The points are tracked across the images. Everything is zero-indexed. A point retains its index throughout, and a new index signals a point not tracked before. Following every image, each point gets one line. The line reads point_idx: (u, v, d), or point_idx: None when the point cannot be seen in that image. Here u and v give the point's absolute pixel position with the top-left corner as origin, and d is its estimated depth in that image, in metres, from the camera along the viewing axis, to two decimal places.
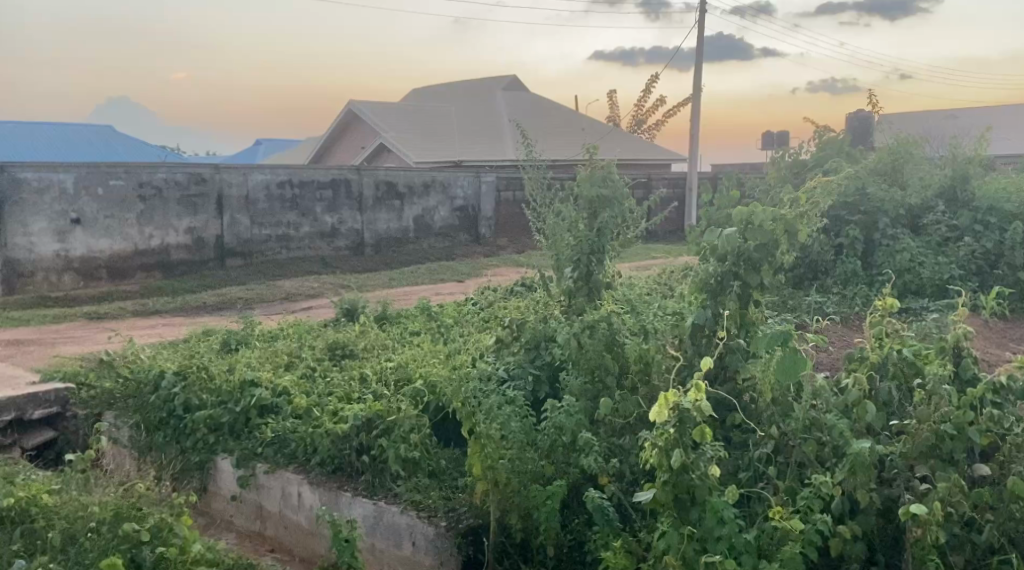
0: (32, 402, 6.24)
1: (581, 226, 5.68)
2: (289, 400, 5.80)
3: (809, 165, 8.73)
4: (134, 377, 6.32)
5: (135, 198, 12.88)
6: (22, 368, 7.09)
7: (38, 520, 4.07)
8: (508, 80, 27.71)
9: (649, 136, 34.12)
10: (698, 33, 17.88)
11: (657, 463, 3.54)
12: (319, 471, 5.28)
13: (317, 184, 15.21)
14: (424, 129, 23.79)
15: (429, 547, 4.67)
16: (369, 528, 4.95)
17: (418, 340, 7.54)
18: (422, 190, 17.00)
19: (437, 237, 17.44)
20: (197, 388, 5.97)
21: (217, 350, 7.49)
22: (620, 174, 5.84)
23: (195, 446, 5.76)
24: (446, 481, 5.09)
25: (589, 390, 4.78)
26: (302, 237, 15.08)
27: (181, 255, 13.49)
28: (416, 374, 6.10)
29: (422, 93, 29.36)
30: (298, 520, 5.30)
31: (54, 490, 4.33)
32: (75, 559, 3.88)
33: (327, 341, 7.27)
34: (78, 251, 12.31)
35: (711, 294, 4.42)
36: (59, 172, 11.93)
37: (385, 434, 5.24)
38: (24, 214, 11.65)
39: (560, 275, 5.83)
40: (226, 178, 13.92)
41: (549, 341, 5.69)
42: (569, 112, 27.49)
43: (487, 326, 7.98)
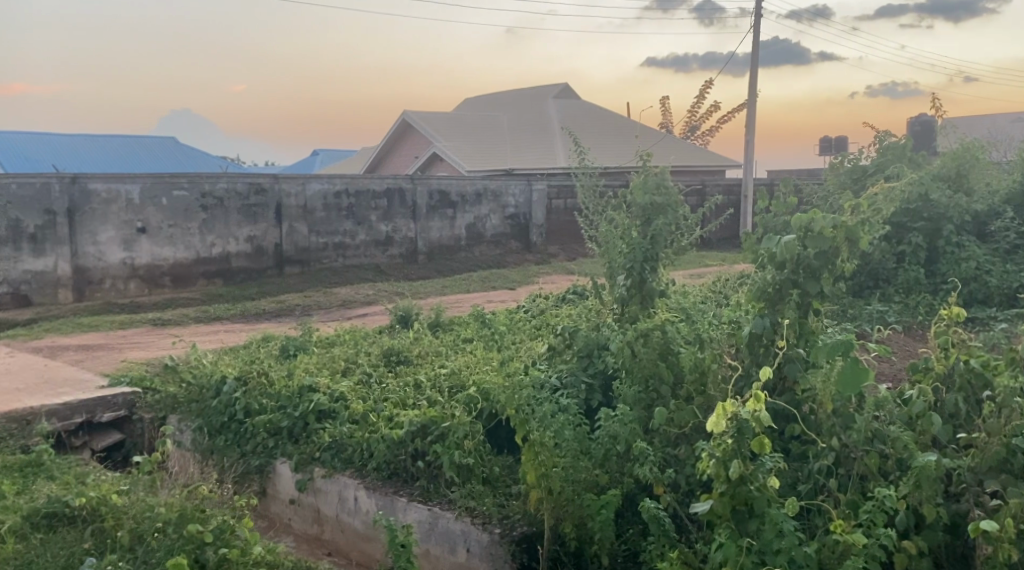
0: (101, 405, 6.42)
1: (634, 234, 5.66)
2: (345, 405, 5.90)
3: (869, 170, 8.56)
4: (196, 382, 6.50)
5: (198, 208, 13.23)
6: (91, 372, 7.33)
7: (107, 520, 4.26)
8: (561, 88, 27.73)
9: (703, 143, 33.77)
10: (755, 37, 17.66)
11: (715, 473, 3.50)
12: (375, 475, 5.35)
13: (372, 193, 15.41)
14: (477, 138, 23.96)
15: (484, 554, 4.69)
16: (424, 534, 5.00)
17: (471, 347, 7.58)
18: (474, 198, 17.12)
19: (489, 244, 17.53)
20: (258, 394, 6.12)
21: (275, 356, 7.64)
22: (674, 181, 5.78)
23: (255, 450, 5.87)
24: (500, 488, 5.11)
25: (643, 399, 4.77)
26: (358, 245, 15.30)
27: (241, 263, 13.81)
28: (469, 382, 6.16)
29: (475, 102, 29.56)
30: (354, 524, 5.36)
31: (124, 490, 4.49)
32: (143, 558, 4.00)
33: (382, 348, 7.36)
34: (144, 259, 12.66)
35: (769, 302, 4.36)
36: (126, 183, 12.32)
37: (439, 439, 5.33)
38: (93, 223, 12.08)
39: (613, 282, 5.81)
40: (285, 188, 14.23)
41: (602, 348, 5.68)
42: (622, 119, 27.38)
43: (539, 334, 7.99)
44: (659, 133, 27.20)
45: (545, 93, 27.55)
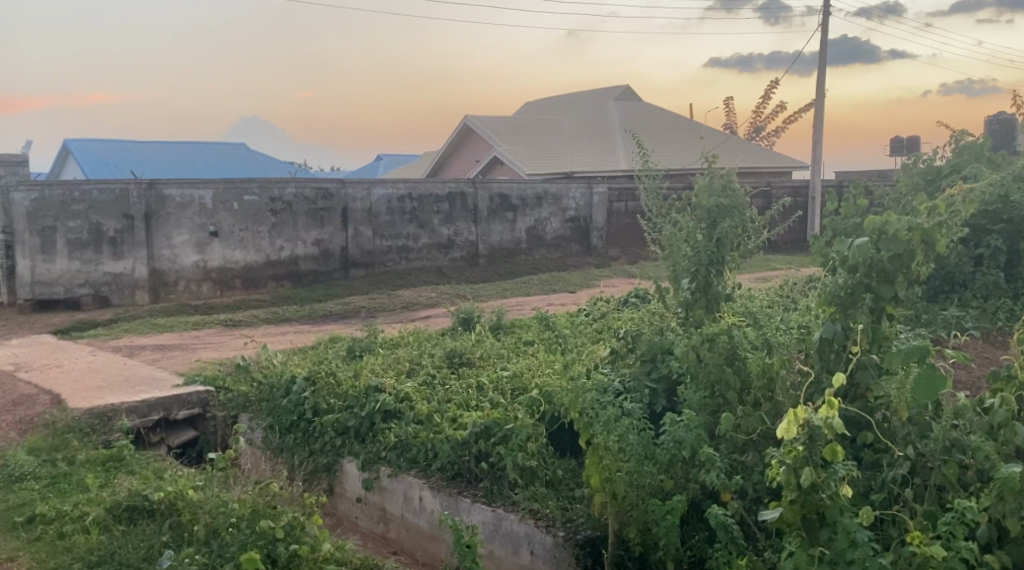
0: (177, 402, 6.61)
1: (699, 236, 5.60)
2: (411, 405, 5.97)
3: (944, 171, 8.32)
4: (267, 382, 6.68)
5: (268, 212, 13.54)
6: (167, 371, 7.58)
7: (183, 513, 4.40)
8: (622, 90, 27.58)
9: (768, 144, 33.21)
10: (823, 36, 17.31)
11: (786, 481, 3.43)
12: (439, 476, 5.41)
13: (435, 197, 15.57)
14: (538, 142, 24.00)
15: (548, 556, 4.70)
16: (488, 535, 5.03)
17: (533, 351, 7.59)
18: (535, 201, 17.15)
19: (550, 247, 17.52)
20: (326, 393, 6.25)
21: (342, 357, 7.78)
22: (740, 183, 5.70)
23: (324, 449, 6.00)
24: (563, 491, 5.11)
25: (709, 404, 4.71)
26: (420, 248, 15.46)
27: (309, 265, 14.10)
28: (531, 384, 6.18)
29: (536, 105, 29.61)
30: (419, 524, 5.42)
31: (200, 486, 4.60)
32: (218, 552, 4.11)
33: (445, 350, 7.43)
34: (216, 262, 13.01)
35: (840, 307, 4.29)
36: (199, 189, 12.70)
37: (502, 441, 5.36)
38: (168, 227, 12.48)
39: (677, 286, 5.76)
40: (351, 193, 14.48)
41: (666, 352, 5.64)
42: (685, 120, 27.09)
43: (601, 337, 7.96)
44: (722, 134, 26.83)
45: (606, 95, 27.44)
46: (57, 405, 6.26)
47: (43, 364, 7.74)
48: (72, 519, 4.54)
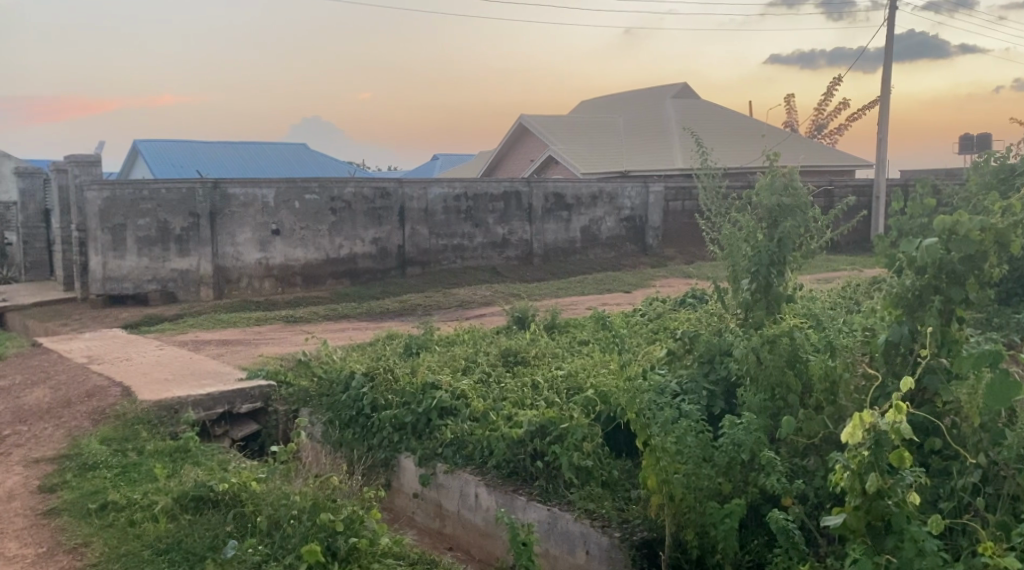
0: (240, 396, 6.75)
1: (760, 236, 5.51)
2: (466, 403, 6.00)
3: (1017, 170, 8.04)
4: (326, 378, 6.81)
5: (328, 211, 13.74)
6: (231, 366, 7.76)
7: (247, 505, 4.52)
8: (680, 87, 27.26)
9: (830, 142, 32.52)
10: (888, 31, 16.87)
11: (850, 487, 3.37)
12: (495, 473, 5.42)
13: (490, 196, 15.62)
14: (594, 141, 23.90)
15: (604, 557, 4.68)
16: (544, 533, 5.03)
17: (588, 350, 7.57)
18: (590, 200, 17.09)
19: (604, 247, 17.43)
20: (383, 389, 6.33)
21: (399, 353, 7.86)
22: (803, 182, 5.60)
23: (381, 444, 6.07)
24: (619, 491, 5.10)
25: (769, 407, 4.64)
26: (475, 247, 15.54)
27: (367, 263, 14.27)
28: (587, 384, 6.16)
29: (592, 103, 29.47)
30: (475, 521, 5.45)
31: (261, 478, 4.77)
32: (280, 544, 4.20)
33: (500, 348, 7.47)
34: (278, 259, 13.27)
35: (908, 309, 4.18)
36: (262, 188, 12.96)
37: (558, 440, 5.35)
38: (232, 225, 12.77)
39: (736, 287, 5.67)
40: (408, 192, 14.61)
41: (725, 354, 5.56)
42: (744, 118, 26.67)
43: (657, 338, 7.88)
44: (782, 132, 26.35)
45: (664, 93, 27.15)
46: (127, 397, 6.45)
47: (114, 357, 7.99)
48: (142, 508, 4.67)
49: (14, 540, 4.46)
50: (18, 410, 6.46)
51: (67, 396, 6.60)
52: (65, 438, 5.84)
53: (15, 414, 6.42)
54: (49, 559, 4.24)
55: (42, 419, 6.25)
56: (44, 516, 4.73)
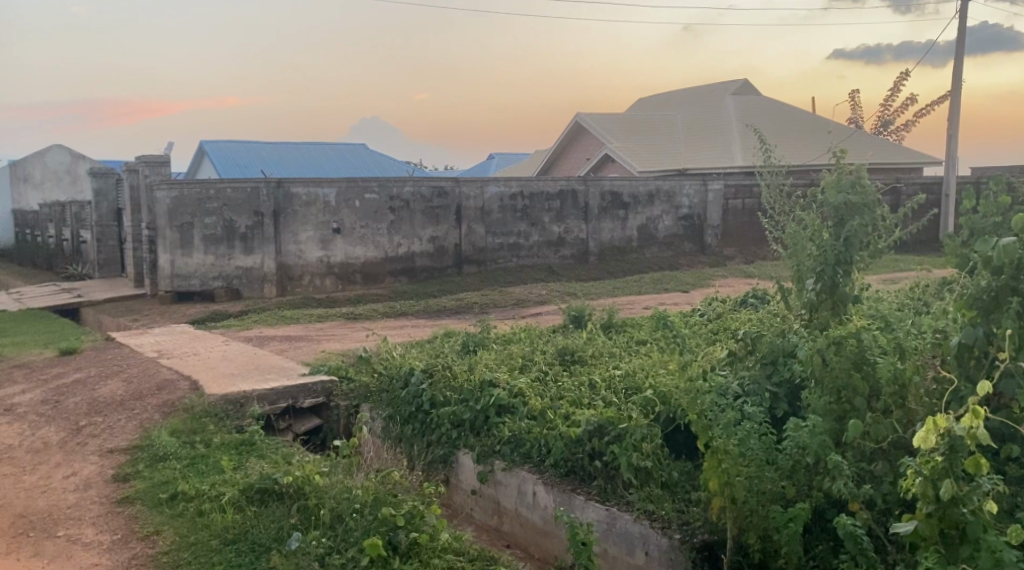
0: (303, 391, 6.87)
1: (826, 235, 5.38)
2: (524, 401, 5.99)
3: None
4: (386, 373, 6.88)
5: (387, 210, 13.88)
6: (294, 361, 7.91)
7: (311, 497, 4.59)
8: (740, 84, 26.82)
9: (897, 138, 31.67)
10: (960, 23, 16.35)
11: (922, 494, 3.27)
12: (552, 472, 5.41)
13: (547, 195, 15.60)
14: (651, 139, 23.70)
15: (664, 558, 4.66)
16: (603, 533, 5.00)
17: (647, 350, 7.51)
18: (647, 199, 16.94)
19: (662, 246, 17.27)
20: (442, 386, 6.38)
21: (457, 351, 7.91)
22: (872, 179, 5.44)
23: (440, 441, 6.12)
24: (678, 493, 5.04)
25: (834, 411, 4.50)
26: (531, 246, 15.54)
27: (424, 262, 14.39)
28: (645, 385, 6.10)
29: (650, 101, 29.20)
30: (533, 519, 5.45)
31: (325, 472, 4.83)
32: (343, 536, 4.26)
33: (557, 347, 7.45)
34: (338, 257, 13.47)
35: (983, 311, 4.03)
36: (324, 187, 13.17)
37: (617, 440, 5.31)
38: (295, 224, 13.01)
39: (801, 287, 5.55)
40: (465, 191, 14.69)
41: (789, 356, 5.43)
42: (806, 114, 26.11)
43: (717, 339, 7.76)
44: (847, 128, 25.73)
45: (723, 89, 26.74)
46: (195, 390, 6.62)
47: (182, 351, 8.20)
48: (210, 498, 4.79)
49: (91, 527, 4.62)
50: (93, 401, 6.68)
51: (139, 389, 6.80)
52: (136, 429, 6.02)
53: (90, 405, 6.64)
54: (124, 546, 4.38)
55: (115, 410, 6.45)
56: (119, 504, 4.89)
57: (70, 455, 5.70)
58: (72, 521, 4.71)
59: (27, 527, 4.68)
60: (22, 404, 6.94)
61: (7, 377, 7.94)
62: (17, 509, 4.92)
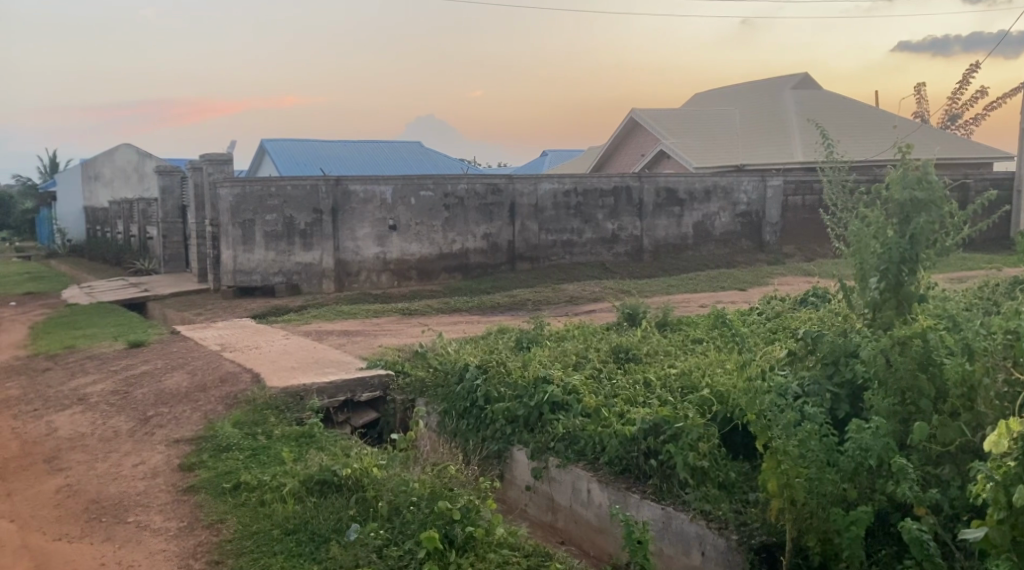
0: (361, 385, 6.96)
1: (890, 232, 5.25)
2: (578, 398, 5.98)
3: None
4: (442, 369, 6.94)
5: (442, 207, 13.97)
6: (351, 355, 8.03)
7: (369, 489, 4.67)
8: (800, 77, 26.29)
9: (964, 132, 30.69)
10: None
11: (993, 500, 3.16)
12: (607, 470, 5.39)
13: (600, 192, 15.52)
14: (707, 135, 23.39)
15: (720, 558, 4.60)
16: (659, 532, 4.97)
17: (703, 349, 7.42)
18: (703, 195, 16.74)
19: (718, 243, 17.06)
20: (497, 382, 6.41)
21: (511, 347, 7.93)
22: (939, 175, 5.29)
23: (494, 436, 6.13)
24: (736, 494, 4.95)
25: (899, 412, 4.43)
26: (585, 243, 15.48)
27: (478, 258, 14.45)
28: (701, 384, 6.03)
29: (707, 96, 28.81)
30: (587, 516, 5.44)
31: (382, 464, 4.92)
32: (400, 529, 4.32)
33: (610, 344, 7.40)
34: (394, 254, 13.61)
35: None
36: (381, 184, 13.32)
37: (673, 439, 5.25)
38: (352, 221, 13.19)
39: (864, 285, 5.43)
40: (519, 188, 14.69)
41: (851, 356, 5.32)
42: (869, 108, 25.48)
43: (775, 338, 7.63)
44: (912, 122, 25.03)
45: (783, 84, 26.25)
46: (257, 383, 6.76)
47: (244, 345, 8.38)
48: (271, 489, 4.88)
49: (159, 514, 4.75)
50: (160, 392, 6.87)
51: (204, 381, 6.97)
52: (201, 420, 6.17)
53: (158, 396, 6.83)
54: (190, 534, 4.50)
55: (181, 401, 6.62)
56: (185, 492, 5.02)
57: (138, 444, 5.88)
58: (141, 508, 4.85)
59: (99, 512, 4.84)
60: (94, 394, 7.18)
61: (79, 368, 8.22)
62: (90, 495, 5.10)
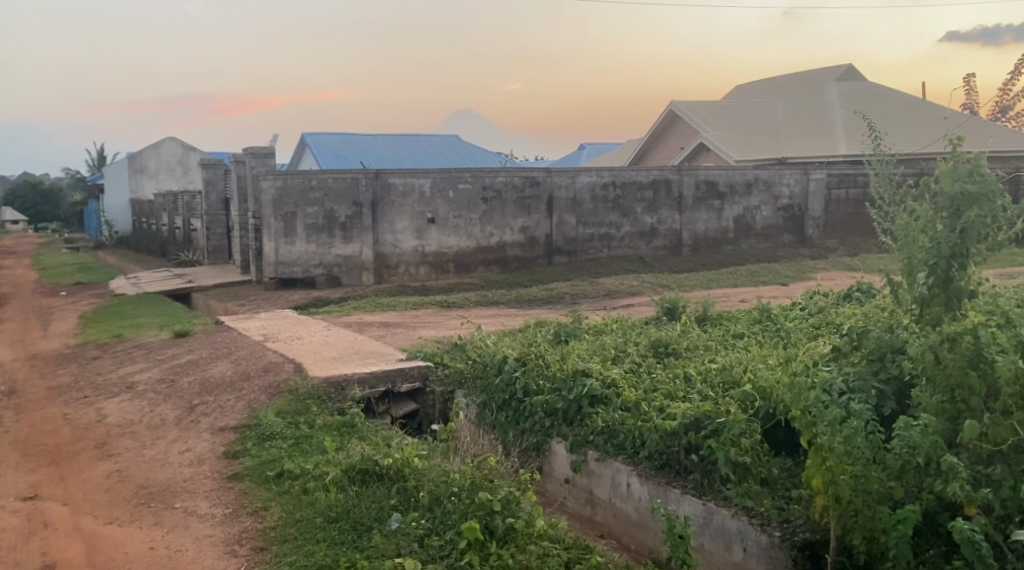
0: (401, 376, 7.00)
1: (940, 226, 5.12)
2: (617, 392, 5.94)
3: None
4: (481, 361, 6.95)
5: (480, 200, 13.97)
6: (391, 347, 8.08)
7: (409, 479, 4.71)
8: (845, 69, 25.81)
9: (1015, 125, 29.89)
10: None
11: None
12: (647, 464, 5.34)
13: (639, 185, 15.40)
14: (748, 128, 23.10)
15: (763, 556, 4.55)
16: (700, 527, 4.93)
17: (744, 344, 7.34)
18: (744, 188, 16.54)
19: (759, 237, 16.86)
20: (535, 375, 6.40)
21: (549, 340, 7.92)
22: (991, 168, 5.14)
23: (533, 429, 6.13)
24: (778, 490, 4.89)
25: (948, 410, 4.31)
26: (623, 237, 15.40)
27: (516, 252, 14.45)
28: (743, 379, 5.96)
29: (749, 88, 28.42)
30: (627, 510, 5.41)
31: (422, 455, 4.97)
32: (441, 519, 4.34)
33: (649, 338, 7.34)
34: (433, 246, 13.67)
35: None
36: (420, 177, 13.37)
37: (714, 435, 5.18)
38: (392, 214, 13.26)
39: (912, 280, 5.30)
40: (557, 181, 14.62)
41: (898, 352, 5.23)
42: (916, 100, 24.93)
43: (819, 333, 7.52)
44: (961, 113, 24.44)
45: (826, 75, 25.79)
46: (299, 373, 6.84)
47: (287, 336, 8.48)
48: (314, 477, 4.93)
49: (205, 500, 4.83)
50: (205, 381, 6.98)
51: (248, 371, 7.07)
52: (245, 409, 6.26)
53: (203, 384, 6.94)
54: (235, 520, 4.56)
55: (225, 390, 6.73)
56: (230, 479, 5.09)
57: (185, 432, 5.98)
58: (188, 494, 4.93)
59: (148, 498, 4.94)
60: (141, 382, 7.32)
61: (127, 357, 8.38)
62: (139, 480, 5.20)
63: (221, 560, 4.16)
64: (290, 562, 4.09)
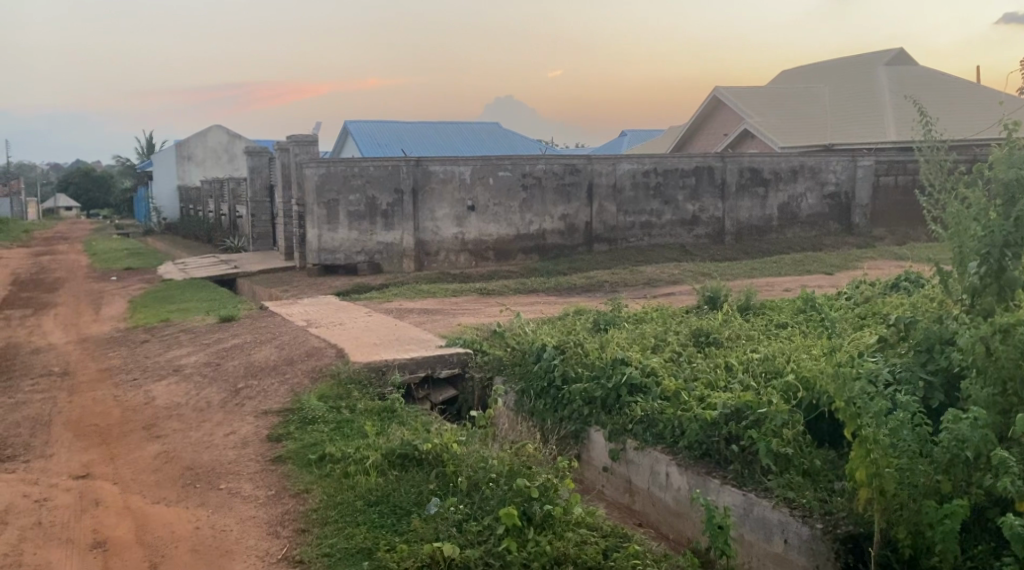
0: (440, 362, 7.03)
1: (993, 214, 4.98)
2: (657, 381, 5.89)
3: None
4: (519, 348, 6.95)
5: (520, 187, 13.93)
6: (430, 333, 8.12)
7: (448, 464, 4.74)
8: (895, 53, 25.19)
9: None
10: None
11: None
12: (686, 454, 5.29)
13: (681, 172, 15.25)
14: (794, 115, 22.69)
15: (805, 548, 4.49)
16: (740, 518, 4.88)
17: (788, 334, 7.23)
18: (789, 175, 16.27)
19: (804, 226, 16.60)
20: (574, 363, 6.38)
21: (588, 328, 7.88)
22: None
23: (571, 417, 6.12)
24: (821, 482, 4.79)
25: (999, 404, 4.20)
26: (664, 225, 15.27)
27: (556, 239, 14.40)
28: (786, 369, 5.88)
29: (794, 74, 27.91)
30: (666, 500, 5.38)
31: (462, 441, 5.00)
32: (479, 504, 4.36)
33: (690, 328, 7.26)
34: (473, 234, 13.70)
35: None
36: (460, 165, 13.38)
37: (755, 425, 5.14)
38: (432, 201, 13.29)
39: (962, 271, 5.17)
40: (598, 168, 14.51)
41: (947, 344, 5.10)
42: (969, 84, 24.25)
43: (865, 323, 7.37)
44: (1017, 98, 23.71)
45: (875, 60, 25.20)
46: (341, 358, 6.91)
47: (329, 321, 8.56)
48: (355, 461, 4.97)
49: (249, 482, 4.91)
50: (250, 365, 7.09)
51: (291, 355, 7.16)
52: (288, 393, 6.34)
53: (247, 368, 7.04)
54: (278, 502, 4.63)
55: (269, 374, 6.82)
56: (272, 462, 5.17)
57: (230, 415, 6.07)
58: (232, 476, 5.02)
59: (194, 478, 5.03)
60: (188, 365, 7.45)
61: (175, 341, 8.54)
62: (186, 462, 5.30)
63: (264, 541, 4.23)
64: (330, 543, 4.14)
